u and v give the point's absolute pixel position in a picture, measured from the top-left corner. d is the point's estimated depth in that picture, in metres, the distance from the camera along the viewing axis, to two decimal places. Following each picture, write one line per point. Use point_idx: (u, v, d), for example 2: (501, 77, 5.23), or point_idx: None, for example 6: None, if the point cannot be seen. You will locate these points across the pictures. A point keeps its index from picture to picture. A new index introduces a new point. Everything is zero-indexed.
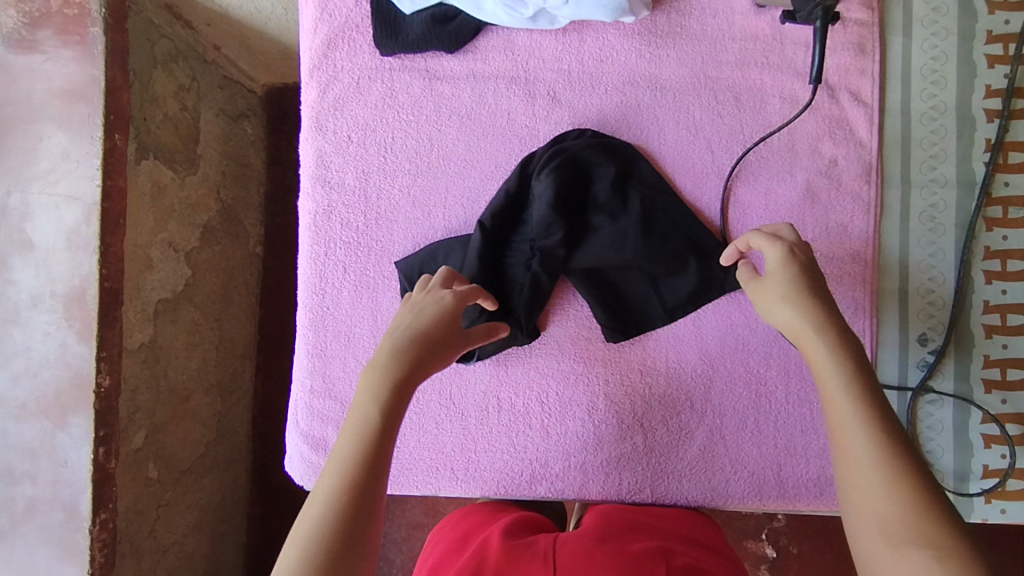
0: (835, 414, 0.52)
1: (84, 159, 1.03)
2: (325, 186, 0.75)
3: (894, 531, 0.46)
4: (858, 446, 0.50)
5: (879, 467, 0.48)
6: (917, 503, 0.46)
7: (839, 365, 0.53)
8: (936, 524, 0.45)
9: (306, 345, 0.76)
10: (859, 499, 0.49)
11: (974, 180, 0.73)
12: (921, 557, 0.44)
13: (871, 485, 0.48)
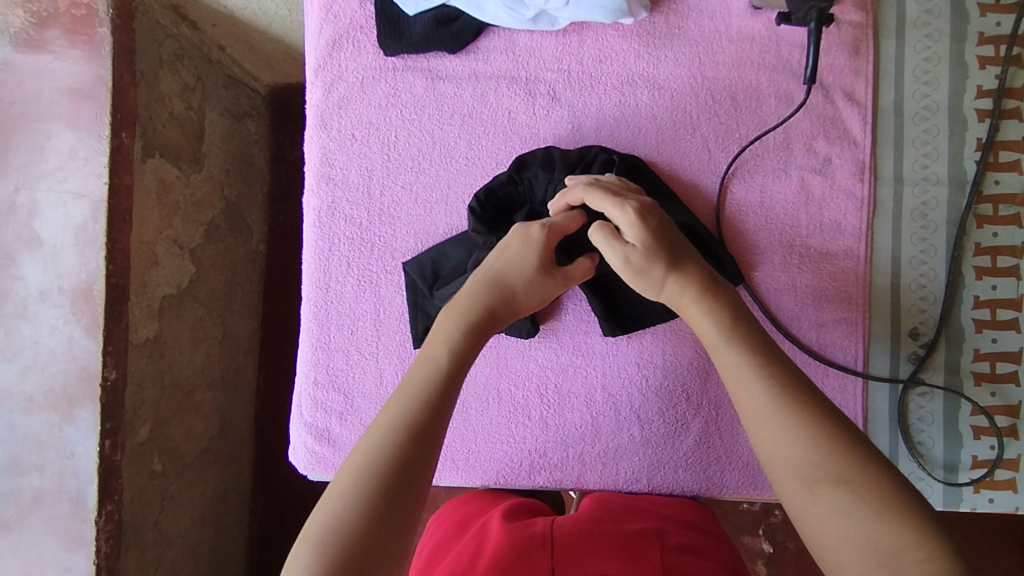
0: (728, 372, 0.55)
1: (92, 156, 1.04)
2: (329, 183, 0.77)
3: (802, 470, 0.48)
4: (756, 394, 0.52)
5: (780, 413, 0.50)
6: (822, 437, 0.49)
7: (715, 320, 0.57)
8: (842, 450, 0.48)
9: (310, 338, 0.77)
10: (768, 448, 0.50)
11: (965, 178, 0.75)
12: (835, 493, 0.46)
13: (777, 431, 0.50)
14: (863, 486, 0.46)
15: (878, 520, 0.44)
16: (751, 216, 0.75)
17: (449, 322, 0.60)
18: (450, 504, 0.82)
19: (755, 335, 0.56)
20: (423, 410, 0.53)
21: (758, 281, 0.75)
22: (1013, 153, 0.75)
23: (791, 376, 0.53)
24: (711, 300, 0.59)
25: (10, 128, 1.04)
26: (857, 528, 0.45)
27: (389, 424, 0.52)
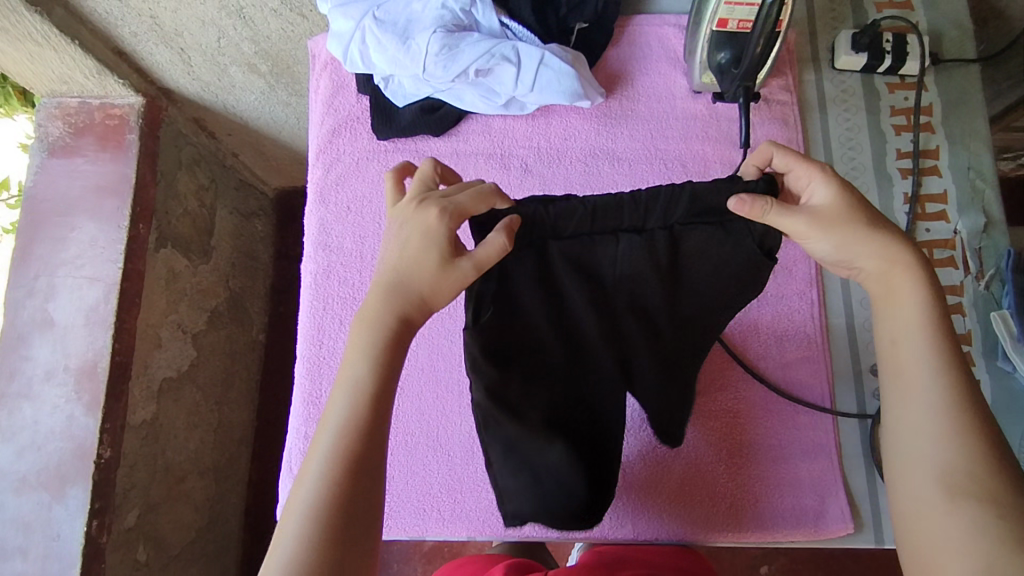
0: (897, 356, 0.58)
1: (110, 245, 1.14)
2: (325, 250, 0.85)
3: (946, 481, 0.53)
4: (927, 394, 0.56)
5: (944, 412, 0.55)
6: (977, 455, 0.54)
7: (926, 306, 0.57)
8: (994, 476, 0.53)
9: (302, 393, 0.81)
10: (915, 441, 0.56)
11: (898, 227, 0.83)
12: (971, 508, 0.52)
13: (933, 433, 0.55)
14: (1004, 512, 0.51)
15: (1001, 545, 0.50)
16: None
17: (362, 333, 0.57)
18: (452, 565, 0.81)
19: (950, 335, 0.57)
20: (353, 437, 0.54)
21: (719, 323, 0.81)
22: (938, 205, 0.83)
23: (971, 394, 0.56)
24: (929, 286, 0.57)
25: (39, 222, 1.15)
26: (983, 542, 0.51)
27: (329, 462, 0.53)
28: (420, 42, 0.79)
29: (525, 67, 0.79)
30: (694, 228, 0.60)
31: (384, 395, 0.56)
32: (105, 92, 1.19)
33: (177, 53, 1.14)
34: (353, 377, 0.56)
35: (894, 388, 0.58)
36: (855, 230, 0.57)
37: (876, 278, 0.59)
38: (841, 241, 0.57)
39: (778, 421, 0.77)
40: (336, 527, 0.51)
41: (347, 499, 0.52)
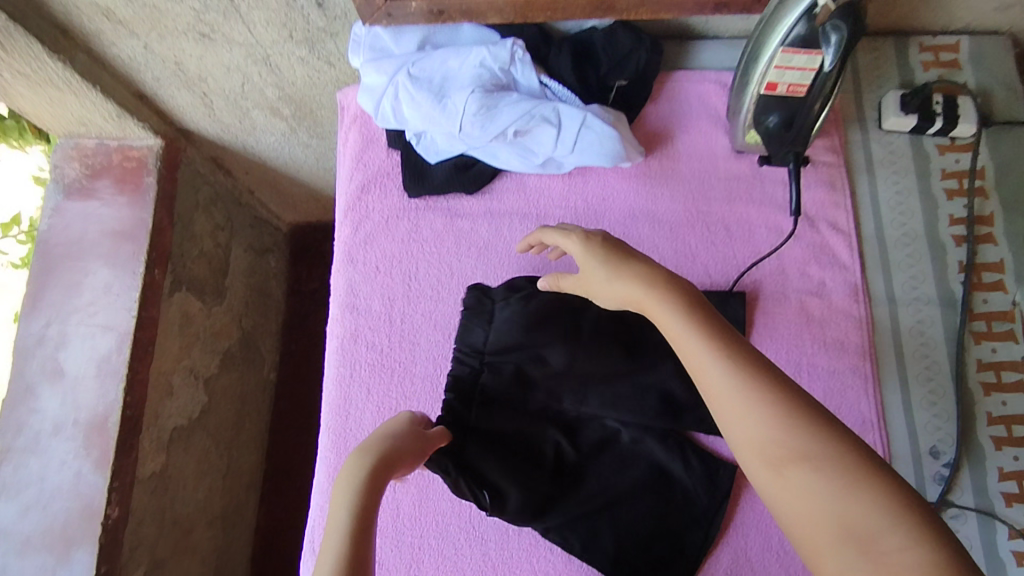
0: (691, 359, 0.53)
1: (124, 292, 1.10)
2: (353, 313, 0.82)
3: (772, 450, 0.46)
4: (716, 374, 0.50)
5: (734, 384, 0.49)
6: (779, 414, 0.47)
7: (681, 317, 0.55)
8: (799, 432, 0.45)
9: (327, 466, 0.77)
10: (736, 427, 0.48)
11: (953, 298, 0.79)
12: (799, 470, 0.44)
13: (738, 409, 0.48)
14: (823, 457, 0.44)
15: (842, 489, 0.43)
16: (756, 337, 0.79)
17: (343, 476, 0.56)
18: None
19: (710, 315, 0.55)
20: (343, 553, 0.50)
21: None
22: (995, 274, 0.79)
23: (757, 360, 0.50)
24: (682, 300, 0.57)
25: (52, 267, 1.12)
26: (825, 496, 0.43)
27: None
28: (456, 101, 0.75)
29: (566, 129, 0.76)
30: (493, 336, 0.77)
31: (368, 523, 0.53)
32: (124, 134, 1.16)
33: (199, 97, 1.12)
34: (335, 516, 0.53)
35: (702, 389, 0.51)
36: (627, 265, 0.62)
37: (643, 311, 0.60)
38: (621, 290, 0.62)
39: None
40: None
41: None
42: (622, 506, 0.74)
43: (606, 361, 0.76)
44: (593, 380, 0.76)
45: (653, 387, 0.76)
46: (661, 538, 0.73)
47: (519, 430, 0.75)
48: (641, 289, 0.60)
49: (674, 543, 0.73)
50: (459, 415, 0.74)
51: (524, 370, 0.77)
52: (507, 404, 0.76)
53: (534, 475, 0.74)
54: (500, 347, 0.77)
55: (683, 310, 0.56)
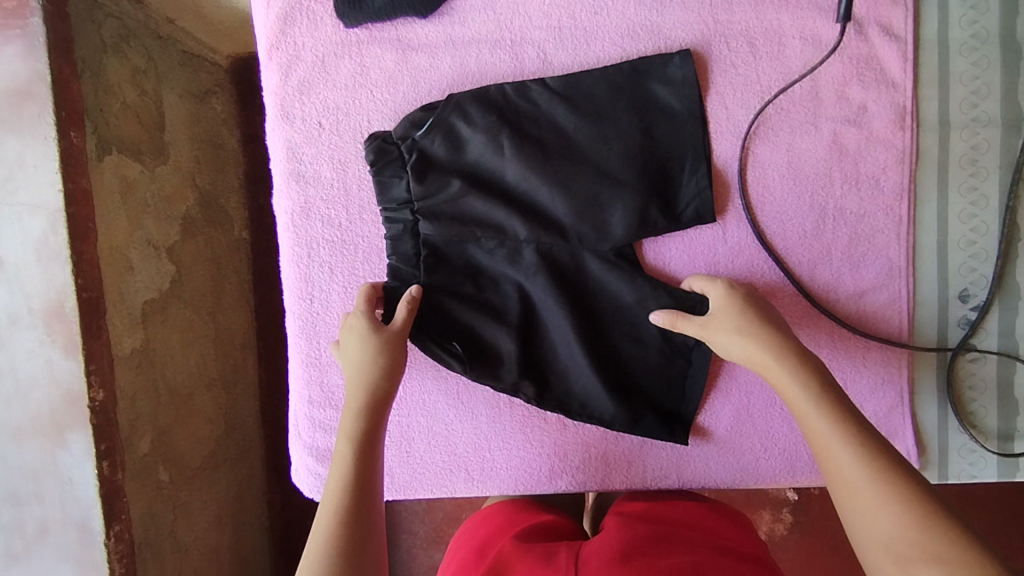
0: (818, 441, 0.52)
1: (41, 162, 0.95)
2: (299, 181, 0.68)
3: (901, 547, 0.44)
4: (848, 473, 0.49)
5: (868, 478, 0.48)
6: (909, 510, 0.45)
7: (808, 394, 0.54)
8: (928, 529, 0.44)
9: (300, 354, 0.71)
10: (862, 526, 0.47)
11: (1019, 115, 0.65)
12: (925, 568, 0.42)
13: (867, 498, 0.47)
14: (949, 553, 0.42)
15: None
16: (777, 181, 0.66)
17: (340, 442, 0.58)
18: (478, 516, 0.71)
19: (838, 396, 0.53)
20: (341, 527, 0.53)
21: (786, 254, 0.67)
22: None
23: (879, 449, 0.49)
24: (810, 378, 0.55)
25: None
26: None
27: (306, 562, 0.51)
28: None
29: None
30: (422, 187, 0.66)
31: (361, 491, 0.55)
32: None
33: None
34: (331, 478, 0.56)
35: (839, 475, 0.50)
36: (758, 324, 0.59)
37: (756, 365, 0.58)
38: (746, 330, 0.59)
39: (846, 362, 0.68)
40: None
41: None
42: (609, 353, 0.69)
43: (556, 190, 0.66)
44: (545, 217, 0.67)
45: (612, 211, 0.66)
46: (660, 379, 0.69)
47: (478, 283, 0.69)
48: (770, 355, 0.57)
49: (671, 382, 0.69)
50: (407, 276, 0.68)
51: (467, 216, 0.67)
52: (454, 255, 0.68)
53: (495, 326, 0.68)
54: (434, 188, 0.67)
55: (818, 390, 0.54)
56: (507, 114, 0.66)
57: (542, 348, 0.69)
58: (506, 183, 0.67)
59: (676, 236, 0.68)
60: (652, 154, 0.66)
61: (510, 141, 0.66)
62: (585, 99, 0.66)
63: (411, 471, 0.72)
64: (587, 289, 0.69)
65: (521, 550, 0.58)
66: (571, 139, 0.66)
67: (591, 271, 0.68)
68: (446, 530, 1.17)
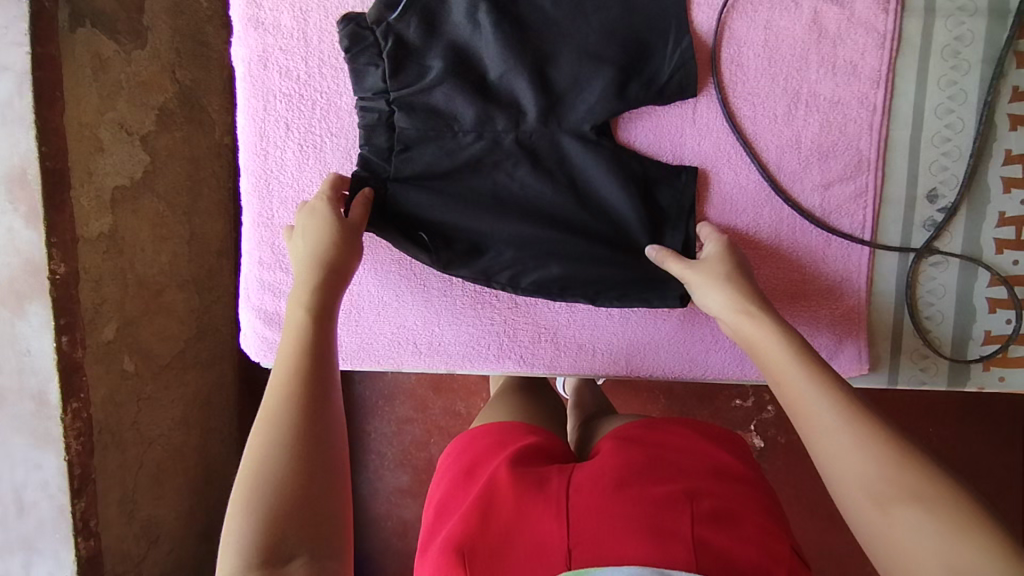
0: (790, 390, 0.49)
1: (10, 23, 0.92)
2: (258, 29, 0.66)
3: (877, 487, 0.42)
4: (822, 413, 0.46)
5: (844, 420, 0.45)
6: (891, 452, 0.43)
7: (783, 341, 0.52)
8: (904, 468, 0.42)
9: (252, 213, 0.69)
10: (836, 468, 0.44)
11: (1007, 7, 0.62)
12: (907, 511, 0.40)
13: (842, 441, 0.45)
14: (935, 499, 0.40)
15: (944, 528, 0.39)
16: (752, 59, 0.64)
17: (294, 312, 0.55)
18: (466, 434, 0.69)
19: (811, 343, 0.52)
20: (302, 391, 0.49)
21: (754, 139, 0.65)
22: None
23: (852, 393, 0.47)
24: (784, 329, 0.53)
25: None
26: (930, 536, 0.39)
27: (265, 431, 0.47)
28: None
29: None
30: (396, 74, 0.64)
31: (320, 349, 0.52)
32: None
33: None
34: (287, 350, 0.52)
35: (806, 418, 0.48)
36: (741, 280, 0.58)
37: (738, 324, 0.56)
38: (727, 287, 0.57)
39: (807, 256, 0.66)
40: (268, 521, 0.43)
41: (280, 479, 0.44)
42: None
43: (532, 78, 0.63)
44: (522, 111, 0.65)
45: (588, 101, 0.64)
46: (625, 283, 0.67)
47: (451, 176, 0.66)
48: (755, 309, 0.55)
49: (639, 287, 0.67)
50: (378, 169, 0.66)
51: (442, 107, 0.65)
52: (429, 148, 0.65)
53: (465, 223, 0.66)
54: (407, 70, 0.64)
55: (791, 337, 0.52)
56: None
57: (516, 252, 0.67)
58: (480, 68, 0.65)
59: (645, 113, 0.65)
60: (630, 27, 0.63)
61: (487, 23, 0.63)
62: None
63: (359, 341, 0.71)
64: (561, 186, 0.66)
65: (514, 479, 0.54)
66: (547, 17, 0.63)
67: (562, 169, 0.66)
68: (412, 454, 1.15)
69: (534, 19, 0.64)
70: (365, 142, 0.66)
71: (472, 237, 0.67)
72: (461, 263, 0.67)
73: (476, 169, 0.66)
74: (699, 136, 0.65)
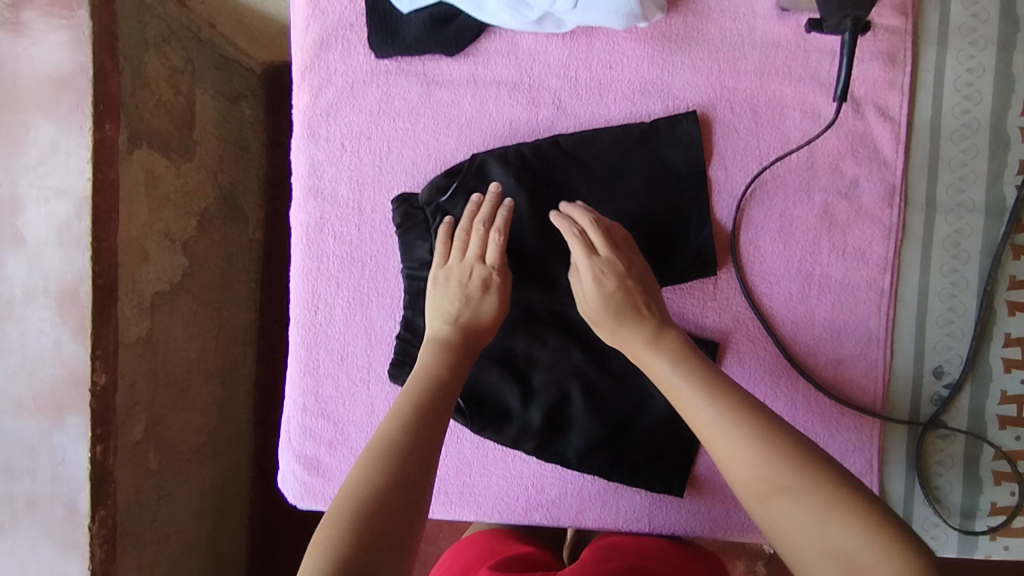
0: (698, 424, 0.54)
1: (73, 151, 0.90)
2: (316, 198, 0.72)
3: (756, 484, 0.49)
4: (733, 440, 0.51)
5: (755, 446, 0.50)
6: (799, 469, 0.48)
7: (678, 373, 0.57)
8: (774, 462, 0.48)
9: (299, 364, 0.74)
10: (758, 493, 0.49)
11: (1004, 205, 0.68)
12: (829, 528, 0.45)
13: (755, 465, 0.49)
14: (848, 513, 0.45)
15: (821, 520, 0.45)
16: (768, 242, 0.69)
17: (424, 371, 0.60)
18: (464, 540, 0.73)
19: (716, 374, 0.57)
20: (411, 427, 0.53)
21: (770, 313, 0.70)
22: None
23: (741, 400, 0.53)
24: (682, 365, 0.58)
25: None
26: (809, 524, 0.46)
27: (373, 452, 0.51)
28: None
29: None
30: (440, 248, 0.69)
31: (437, 396, 0.57)
32: None
33: None
34: (393, 413, 0.55)
35: (699, 429, 0.54)
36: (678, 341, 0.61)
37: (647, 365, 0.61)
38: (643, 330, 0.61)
39: (820, 423, 0.70)
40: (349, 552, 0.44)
41: (373, 517, 0.46)
42: (611, 409, 0.72)
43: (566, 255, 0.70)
44: (554, 285, 0.71)
45: None
46: (647, 443, 0.72)
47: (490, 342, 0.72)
48: (639, 342, 0.61)
49: (661, 447, 0.72)
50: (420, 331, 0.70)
51: None
52: None
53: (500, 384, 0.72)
54: None
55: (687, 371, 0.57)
56: (523, 174, 0.69)
57: (548, 412, 0.72)
58: (519, 243, 0.70)
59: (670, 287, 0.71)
60: (656, 213, 0.69)
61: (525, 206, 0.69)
62: (593, 160, 0.69)
63: None
64: (594, 354, 0.71)
65: None
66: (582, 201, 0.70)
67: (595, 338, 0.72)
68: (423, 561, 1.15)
69: (571, 203, 0.70)
70: (409, 307, 0.71)
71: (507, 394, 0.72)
72: (493, 420, 0.72)
73: (512, 337, 0.72)
74: (720, 310, 0.70)
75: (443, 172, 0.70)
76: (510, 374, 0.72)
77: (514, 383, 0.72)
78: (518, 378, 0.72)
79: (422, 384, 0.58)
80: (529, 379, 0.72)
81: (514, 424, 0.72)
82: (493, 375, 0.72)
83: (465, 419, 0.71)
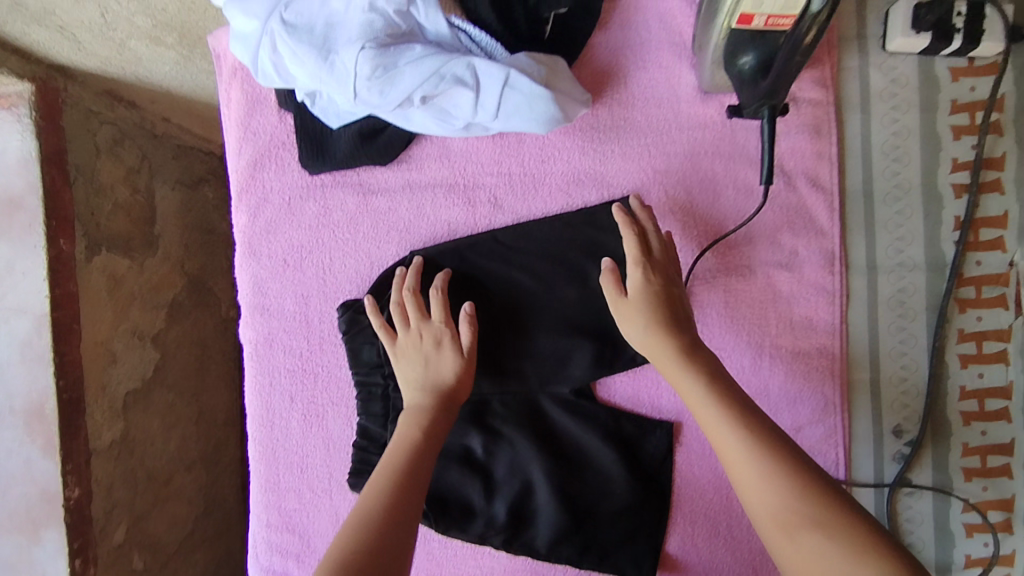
0: (720, 447, 0.52)
1: (30, 272, 0.83)
2: (263, 314, 0.72)
3: (772, 516, 0.47)
4: (756, 464, 0.49)
5: (767, 475, 0.48)
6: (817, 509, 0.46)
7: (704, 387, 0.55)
8: (789, 491, 0.47)
9: (260, 479, 0.73)
10: (769, 522, 0.48)
11: (943, 262, 0.68)
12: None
13: (773, 498, 0.48)
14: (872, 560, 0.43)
15: (846, 557, 0.44)
16: (716, 317, 0.70)
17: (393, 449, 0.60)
18: None
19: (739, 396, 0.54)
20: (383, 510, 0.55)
21: None
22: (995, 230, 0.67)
23: (755, 418, 0.53)
24: (712, 387, 0.55)
25: None
26: (829, 559, 0.44)
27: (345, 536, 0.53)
28: (346, 58, 0.60)
29: (486, 90, 0.61)
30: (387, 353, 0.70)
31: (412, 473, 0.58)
32: None
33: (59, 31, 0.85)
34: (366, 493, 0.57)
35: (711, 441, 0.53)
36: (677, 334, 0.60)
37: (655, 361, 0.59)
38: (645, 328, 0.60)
39: None
40: None
41: None
42: (578, 498, 0.70)
43: (517, 345, 0.71)
44: (507, 376, 0.71)
45: (569, 365, 0.70)
46: (618, 530, 0.70)
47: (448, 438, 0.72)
48: (669, 346, 0.58)
49: (634, 532, 0.70)
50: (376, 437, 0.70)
51: None
52: None
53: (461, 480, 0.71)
54: None
55: (708, 383, 0.55)
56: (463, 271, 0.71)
57: (513, 505, 0.71)
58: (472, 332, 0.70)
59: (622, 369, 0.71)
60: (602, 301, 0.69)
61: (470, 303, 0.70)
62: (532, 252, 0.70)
63: None
64: (554, 443, 0.71)
65: None
66: (527, 293, 0.70)
67: (553, 426, 0.71)
68: None
69: (516, 295, 0.71)
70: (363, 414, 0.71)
71: (471, 490, 0.71)
72: (459, 518, 0.71)
73: (470, 432, 0.71)
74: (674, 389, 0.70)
75: (384, 278, 0.71)
76: (471, 470, 0.71)
77: (477, 479, 0.71)
78: (479, 474, 0.71)
79: (393, 465, 0.59)
80: (492, 472, 0.71)
81: (480, 519, 0.71)
82: (455, 471, 0.71)
83: (429, 520, 0.71)
